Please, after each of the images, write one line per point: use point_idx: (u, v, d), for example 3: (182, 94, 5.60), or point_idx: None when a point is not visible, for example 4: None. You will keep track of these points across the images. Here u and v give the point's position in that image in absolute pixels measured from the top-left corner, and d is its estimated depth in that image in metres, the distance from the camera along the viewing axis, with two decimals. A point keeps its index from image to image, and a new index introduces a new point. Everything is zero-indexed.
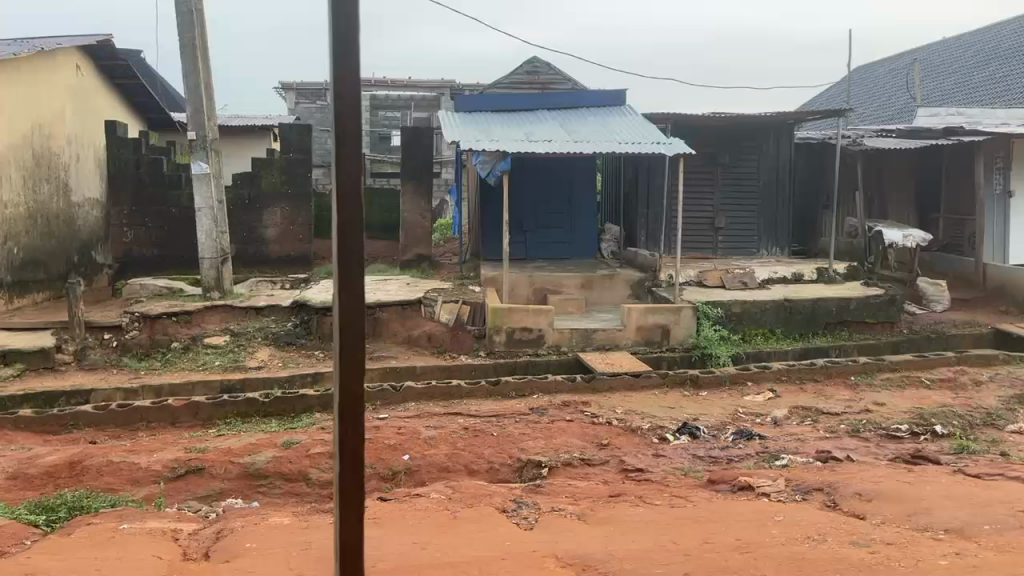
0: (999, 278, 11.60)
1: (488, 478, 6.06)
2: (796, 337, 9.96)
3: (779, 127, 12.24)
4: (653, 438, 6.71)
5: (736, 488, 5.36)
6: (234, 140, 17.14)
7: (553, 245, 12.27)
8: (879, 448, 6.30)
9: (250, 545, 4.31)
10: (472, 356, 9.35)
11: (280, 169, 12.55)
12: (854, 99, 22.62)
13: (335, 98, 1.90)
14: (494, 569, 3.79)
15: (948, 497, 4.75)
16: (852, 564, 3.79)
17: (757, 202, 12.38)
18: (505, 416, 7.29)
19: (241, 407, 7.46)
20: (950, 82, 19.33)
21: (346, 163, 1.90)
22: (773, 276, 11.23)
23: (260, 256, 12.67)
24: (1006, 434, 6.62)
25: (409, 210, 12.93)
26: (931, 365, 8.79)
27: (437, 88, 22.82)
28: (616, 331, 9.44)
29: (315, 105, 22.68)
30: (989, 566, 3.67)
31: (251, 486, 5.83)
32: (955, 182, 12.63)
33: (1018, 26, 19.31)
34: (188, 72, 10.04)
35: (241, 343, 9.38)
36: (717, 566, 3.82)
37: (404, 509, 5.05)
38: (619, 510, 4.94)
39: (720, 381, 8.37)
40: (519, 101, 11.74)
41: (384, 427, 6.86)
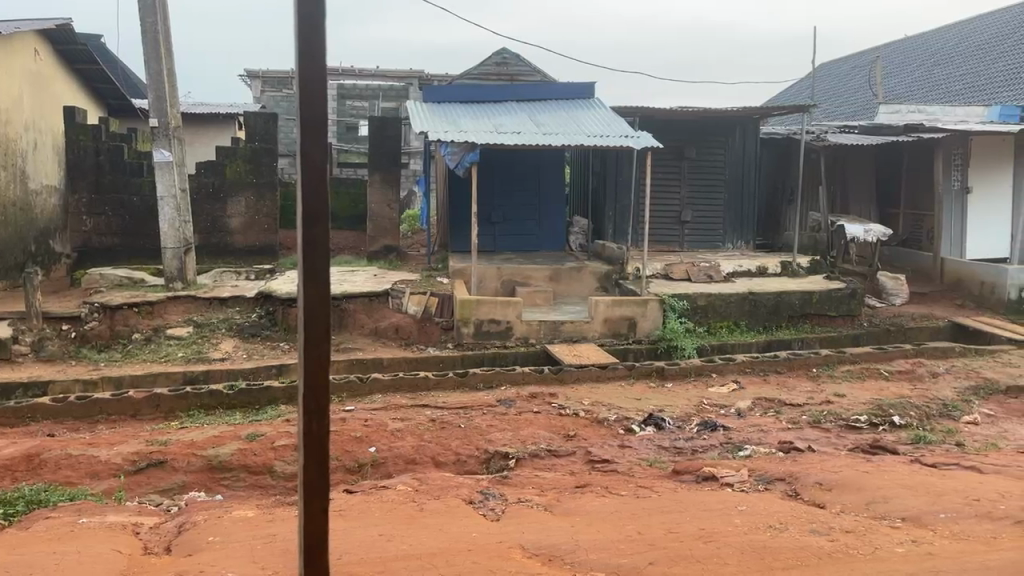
0: (956, 274, 11.97)
1: (455, 470, 6.07)
2: (759, 330, 10.12)
3: (745, 122, 12.38)
4: (619, 429, 6.77)
5: (700, 479, 5.43)
6: (196, 128, 16.85)
7: (522, 237, 12.29)
8: (839, 438, 6.43)
9: (213, 539, 4.26)
10: (439, 347, 9.33)
11: (245, 159, 12.39)
12: (819, 95, 22.91)
13: (303, 91, 1.87)
14: (460, 561, 3.79)
15: (905, 486, 4.87)
16: (812, 552, 3.86)
17: (723, 196, 12.52)
18: (472, 407, 7.29)
19: (204, 399, 7.35)
20: (912, 80, 19.67)
21: (311, 153, 1.88)
22: (738, 269, 11.36)
23: (224, 246, 12.49)
24: (961, 425, 6.81)
25: (377, 201, 12.85)
26: (890, 357, 8.99)
27: (405, 78, 22.67)
28: (583, 323, 9.48)
29: (281, 94, 22.37)
30: (944, 553, 3.77)
31: (214, 479, 5.76)
32: (916, 179, 12.89)
33: (977, 26, 19.78)
34: (150, 59, 9.83)
35: (205, 335, 9.24)
36: (680, 555, 3.87)
37: (371, 501, 5.04)
38: (585, 501, 4.98)
39: (685, 373, 8.46)
40: (488, 92, 11.70)
41: (350, 419, 6.82)
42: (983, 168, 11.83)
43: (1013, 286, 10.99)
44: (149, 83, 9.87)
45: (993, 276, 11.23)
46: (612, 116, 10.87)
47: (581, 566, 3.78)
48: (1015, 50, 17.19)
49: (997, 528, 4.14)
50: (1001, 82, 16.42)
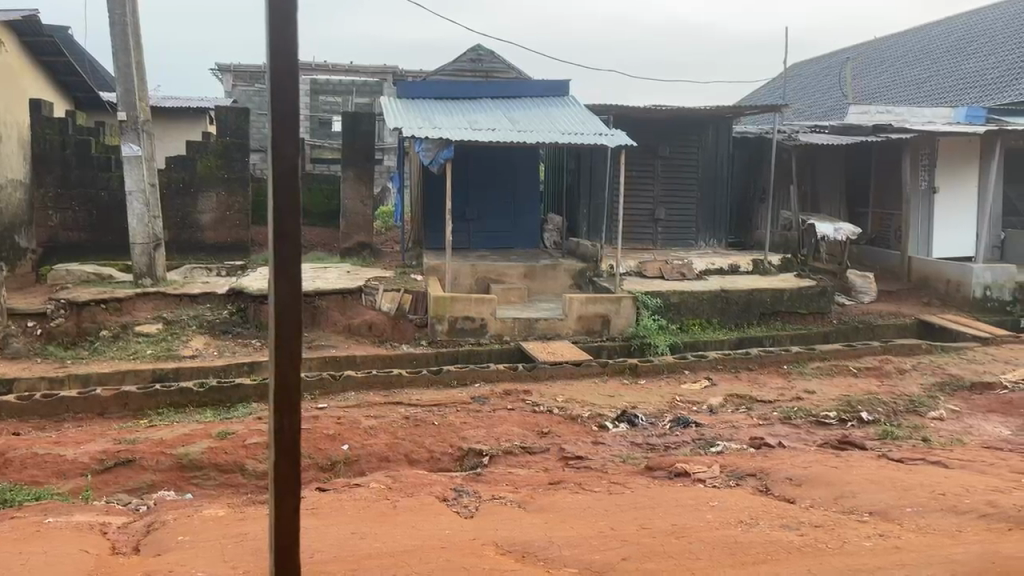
0: (923, 272, 12.19)
1: (428, 468, 6.05)
2: (731, 327, 10.21)
3: (718, 121, 12.48)
4: (593, 426, 6.81)
5: (673, 474, 5.47)
6: (166, 123, 16.63)
7: (496, 234, 12.28)
8: (809, 434, 6.51)
9: (183, 538, 4.21)
10: (413, 345, 9.30)
11: (217, 154, 12.24)
12: (790, 94, 23.17)
13: (274, 84, 1.85)
14: (433, 558, 3.79)
15: (873, 481, 4.94)
16: (782, 547, 3.91)
17: (696, 194, 12.62)
18: (446, 405, 7.28)
19: (174, 397, 7.26)
20: (881, 81, 20.00)
21: (285, 149, 1.86)
22: (711, 267, 11.45)
23: (194, 242, 12.33)
24: (928, 421, 6.93)
25: (350, 196, 12.77)
26: (859, 354, 9.13)
27: (379, 73, 22.50)
28: (557, 321, 9.50)
29: (253, 88, 22.14)
30: (910, 547, 3.84)
31: (184, 478, 5.69)
32: (884, 178, 13.10)
33: (945, 28, 20.12)
34: (118, 51, 9.66)
35: (175, 332, 9.13)
36: (653, 551, 3.89)
37: (344, 499, 5.01)
38: (559, 497, 5.00)
39: (659, 370, 8.52)
40: (463, 89, 11.66)
41: (323, 417, 6.77)
42: (950, 168, 12.04)
43: (978, 284, 11.23)
44: (117, 75, 9.70)
45: (959, 274, 11.46)
46: (586, 114, 10.88)
47: (555, 562, 3.80)
48: (980, 53, 17.56)
49: (961, 522, 4.22)
50: (966, 84, 16.76)
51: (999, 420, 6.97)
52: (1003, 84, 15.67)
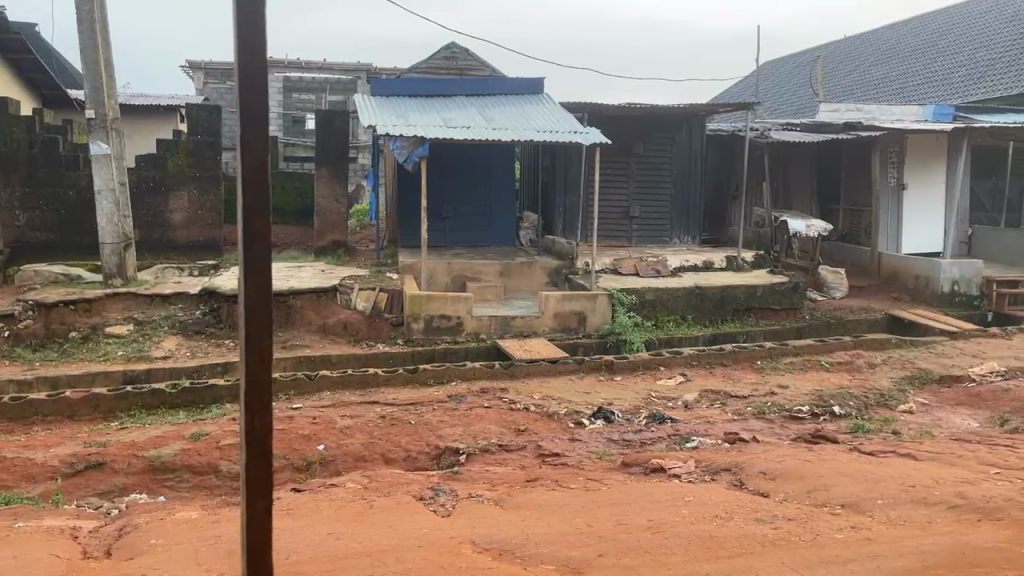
0: (892, 268, 12.36)
1: (405, 467, 6.03)
2: (706, 323, 10.29)
3: (691, 119, 12.55)
4: (569, 423, 6.83)
5: (649, 470, 5.50)
6: (136, 121, 16.41)
7: (472, 232, 12.27)
8: (783, 429, 6.58)
9: (155, 541, 4.16)
10: (389, 344, 9.26)
11: (188, 152, 12.09)
12: (763, 92, 23.38)
13: (243, 81, 1.82)
14: (409, 557, 3.78)
15: (845, 474, 5.01)
16: (756, 540, 3.96)
17: (671, 191, 12.69)
18: (423, 404, 7.25)
19: (146, 399, 7.17)
20: (851, 79, 20.25)
21: (254, 146, 1.83)
22: (685, 264, 11.52)
23: (166, 241, 12.18)
24: (897, 414, 7.04)
25: (324, 195, 12.69)
26: (831, 348, 9.25)
27: (353, 71, 22.33)
28: (534, 318, 9.53)
29: (225, 86, 21.91)
30: (881, 538, 3.90)
31: (156, 481, 5.63)
32: (855, 175, 13.27)
33: (913, 27, 20.43)
34: (86, 49, 9.50)
35: (146, 332, 9.02)
36: (628, 546, 3.92)
37: (319, 500, 4.98)
38: (535, 495, 5.01)
39: (634, 367, 8.56)
40: (437, 86, 11.62)
41: (298, 417, 6.73)
42: (917, 166, 12.25)
43: (945, 279, 11.37)
44: (84, 73, 9.55)
45: (927, 269, 11.62)
46: (561, 112, 10.90)
47: (531, 559, 3.81)
48: (948, 51, 17.84)
49: (932, 513, 4.29)
50: (935, 82, 17.04)
51: (967, 413, 7.10)
52: (970, 83, 15.97)
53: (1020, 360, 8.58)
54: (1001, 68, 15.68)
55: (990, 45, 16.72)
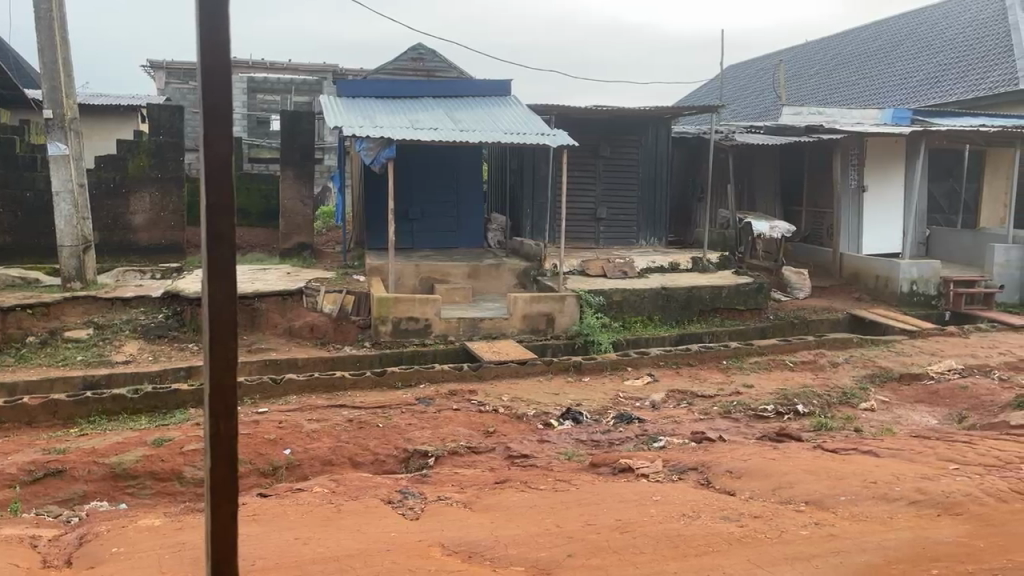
0: (853, 268, 12.60)
1: (373, 470, 5.98)
2: (672, 324, 10.38)
3: (657, 121, 12.68)
4: (538, 424, 6.85)
5: (617, 471, 5.53)
6: (96, 121, 16.09)
7: (440, 234, 12.23)
8: (748, 427, 6.67)
9: (117, 550, 4.08)
10: (356, 347, 9.18)
11: (149, 153, 11.90)
12: (726, 96, 23.68)
13: (205, 79, 1.78)
14: (378, 561, 3.75)
15: (809, 472, 5.09)
16: (723, 538, 4.00)
17: (637, 193, 12.81)
18: (391, 407, 7.21)
19: (106, 404, 7.03)
20: (813, 83, 20.66)
21: (217, 146, 1.79)
22: (651, 265, 11.62)
23: (127, 244, 11.96)
24: (859, 412, 7.18)
25: (289, 196, 12.57)
26: (794, 348, 9.37)
27: (319, 71, 22.14)
28: (502, 320, 9.52)
29: (187, 86, 21.60)
30: (844, 534, 3.97)
31: (118, 488, 5.51)
32: (816, 177, 13.51)
33: (871, 31, 20.89)
34: (44, 47, 9.31)
35: (106, 336, 8.84)
36: (598, 546, 3.93)
37: (286, 505, 4.92)
38: (505, 496, 5.01)
39: (602, 368, 8.60)
40: (403, 88, 11.58)
41: (264, 421, 6.64)
42: (877, 169, 12.51)
43: (905, 279, 11.63)
44: (42, 72, 9.35)
45: (888, 270, 11.87)
46: (529, 113, 10.93)
47: (500, 561, 3.80)
48: (906, 56, 18.27)
49: (893, 509, 4.38)
50: (894, 86, 17.46)
51: (926, 410, 7.26)
52: (927, 88, 16.40)
53: (976, 358, 8.78)
54: (956, 73, 16.12)
55: (946, 49, 17.17)
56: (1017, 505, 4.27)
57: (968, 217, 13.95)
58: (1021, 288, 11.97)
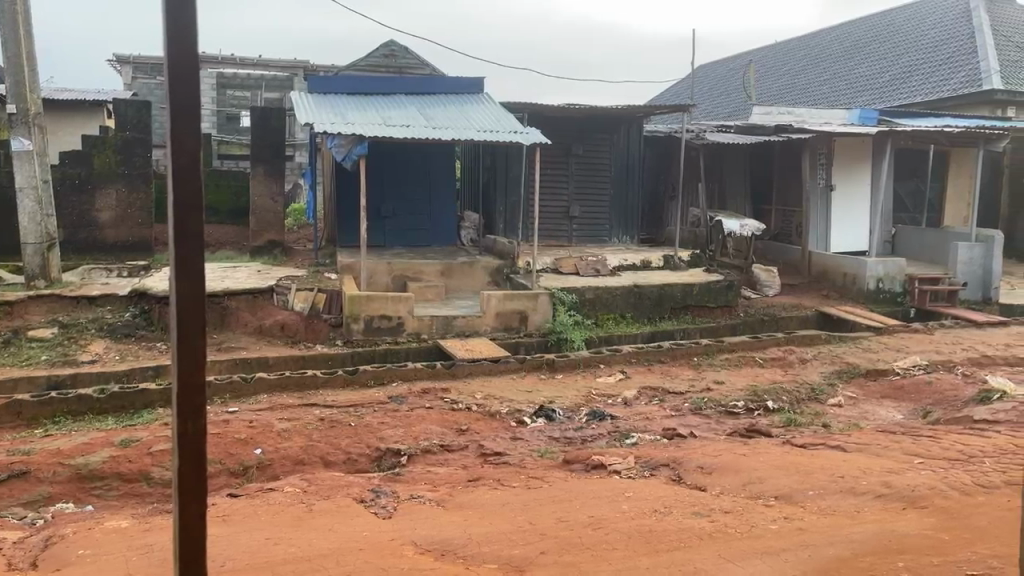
0: (821, 266, 12.78)
1: (345, 469, 5.94)
2: (643, 321, 10.45)
3: (629, 120, 12.75)
4: (511, 421, 6.86)
5: (589, 467, 5.56)
6: (60, 116, 15.80)
7: (412, 231, 12.19)
8: (719, 423, 6.74)
9: (83, 552, 4.02)
10: (328, 345, 9.11)
11: (116, 149, 11.72)
12: (696, 95, 23.88)
13: (172, 74, 1.76)
14: (350, 561, 3.73)
15: (778, 467, 5.16)
16: (694, 533, 4.04)
17: (610, 192, 12.87)
18: (363, 405, 7.17)
19: (71, 404, 6.91)
20: (782, 83, 20.95)
21: (185, 140, 1.76)
22: (624, 263, 11.68)
23: (93, 242, 11.75)
24: (827, 408, 7.29)
25: (259, 193, 12.43)
26: (764, 345, 9.47)
27: (289, 68, 21.88)
28: (475, 318, 9.52)
29: (155, 81, 21.28)
30: (813, 528, 4.03)
31: (84, 489, 5.41)
32: (785, 176, 13.68)
33: (838, 32, 21.23)
34: (7, 41, 9.13)
35: (72, 335, 8.69)
36: (571, 543, 3.95)
37: (256, 505, 4.87)
38: (478, 494, 5.01)
39: (574, 364, 8.64)
40: (374, 84, 11.51)
41: (234, 420, 6.57)
42: (844, 168, 12.68)
43: (871, 277, 11.80)
44: (6, 66, 9.17)
45: (855, 267, 12.05)
46: (502, 111, 10.92)
47: (473, 559, 3.80)
48: (871, 56, 18.60)
49: (860, 503, 4.45)
50: (861, 86, 17.78)
51: (892, 405, 7.40)
52: (893, 88, 16.73)
53: (940, 354, 8.96)
54: (921, 74, 16.45)
55: (910, 51, 17.52)
56: (980, 497, 4.36)
57: (933, 215, 14.23)
58: (983, 286, 12.22)
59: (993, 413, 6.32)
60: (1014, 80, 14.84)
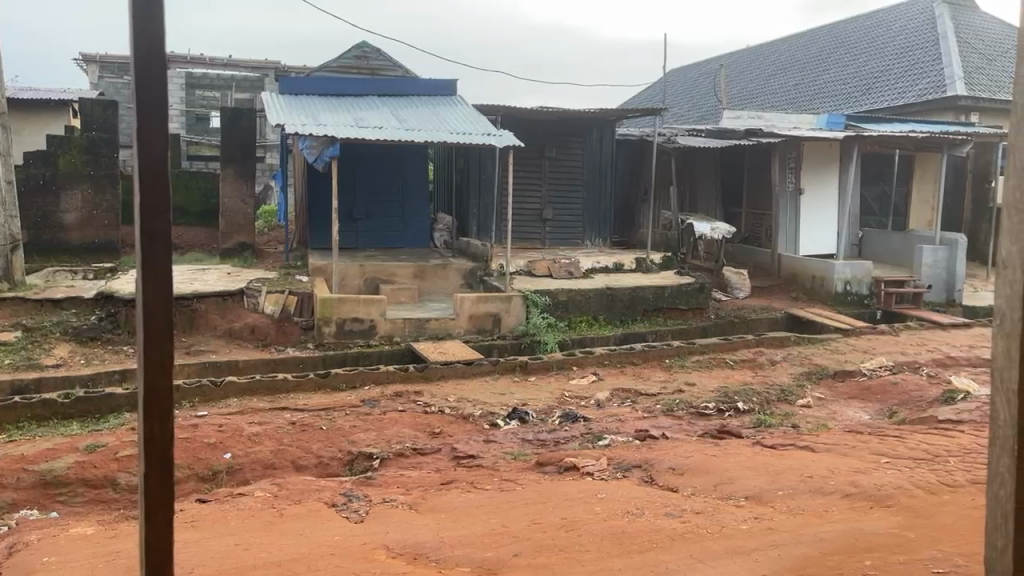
0: (791, 269, 12.99)
1: (316, 473, 5.90)
2: (616, 323, 10.50)
3: (602, 123, 12.79)
4: (484, 424, 6.85)
5: (562, 469, 5.58)
6: (24, 115, 15.49)
7: (385, 234, 12.14)
8: (690, 425, 6.80)
9: (48, 559, 3.94)
10: (299, 348, 9.03)
11: (81, 149, 11.53)
12: (668, 99, 24.07)
13: (138, 78, 1.73)
14: (322, 565, 3.71)
15: (748, 467, 5.22)
16: (666, 534, 4.07)
17: (583, 195, 12.93)
18: (335, 408, 7.13)
19: (36, 409, 6.77)
20: (753, 87, 21.23)
21: (153, 143, 1.74)
22: (596, 265, 11.74)
23: (58, 243, 11.54)
24: (797, 408, 7.38)
25: (229, 195, 12.30)
26: (735, 346, 9.56)
27: (260, 68, 21.59)
28: (448, 320, 9.50)
29: (122, 80, 20.95)
30: (783, 528, 4.08)
31: (48, 496, 5.31)
32: (755, 180, 13.84)
33: (808, 36, 21.53)
34: None
35: (36, 339, 8.51)
36: (544, 545, 3.96)
37: (225, 510, 4.82)
38: (450, 497, 5.00)
39: (548, 367, 8.65)
40: (346, 86, 11.46)
41: (203, 425, 6.50)
42: (813, 173, 12.84)
43: (839, 279, 12.00)
44: None
45: (823, 270, 12.23)
46: (475, 113, 10.92)
47: (446, 562, 3.80)
48: (840, 62, 18.90)
49: (829, 502, 4.52)
50: (830, 91, 18.06)
51: (860, 405, 7.53)
52: (861, 94, 17.02)
53: (906, 355, 9.13)
54: (888, 80, 16.74)
55: (878, 56, 17.82)
56: (944, 496, 4.45)
57: (899, 219, 14.49)
58: (947, 287, 12.45)
59: (957, 413, 6.44)
60: (978, 86, 15.15)
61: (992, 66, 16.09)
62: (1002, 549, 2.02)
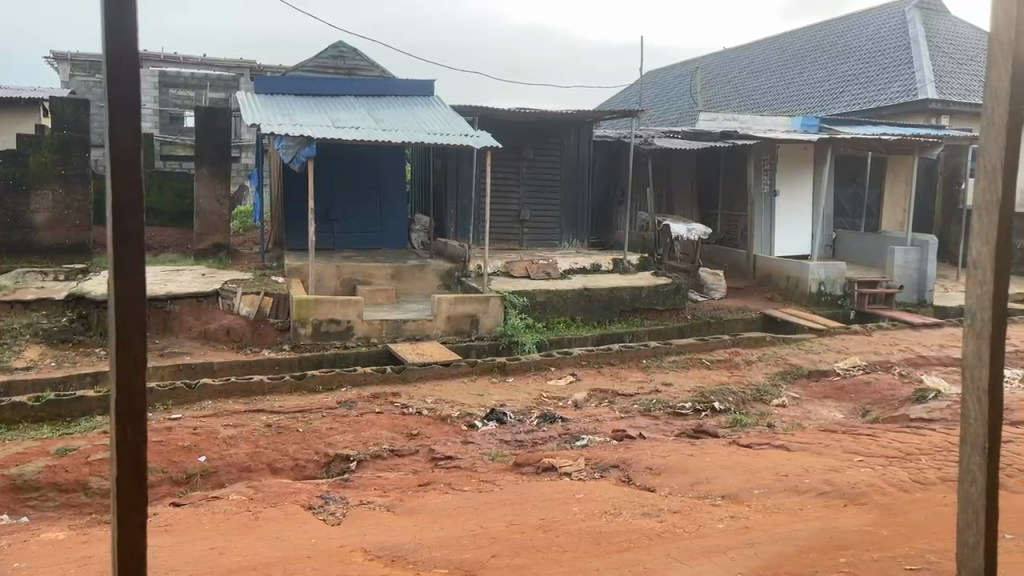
0: (766, 270, 13.13)
1: (293, 476, 5.84)
2: (594, 324, 10.53)
3: (579, 125, 12.83)
4: (462, 425, 6.84)
5: (540, 470, 5.58)
6: None
7: (362, 235, 12.08)
8: (667, 424, 6.84)
9: (18, 565, 3.87)
10: (274, 349, 8.97)
11: (52, 149, 11.34)
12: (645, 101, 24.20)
13: (109, 71, 1.70)
14: (298, 569, 3.67)
15: (725, 467, 5.25)
16: (644, 533, 4.09)
17: (560, 196, 12.96)
18: (311, 411, 7.07)
19: (5, 413, 6.65)
20: (729, 89, 21.43)
21: (124, 142, 1.70)
22: (574, 266, 11.79)
23: (27, 244, 11.34)
24: (771, 408, 7.45)
25: (204, 196, 12.17)
26: (711, 347, 9.63)
27: (236, 67, 21.43)
28: (426, 321, 9.47)
29: (94, 79, 20.66)
30: (759, 526, 4.11)
31: (18, 500, 5.20)
32: (730, 182, 13.96)
33: (782, 39, 21.75)
34: None
35: (5, 342, 8.35)
36: (523, 546, 3.96)
37: (200, 513, 4.76)
38: (429, 499, 4.98)
39: (526, 368, 8.66)
40: (323, 85, 11.39)
41: (177, 427, 6.42)
42: (788, 175, 12.98)
43: (813, 280, 12.13)
44: None
45: (797, 271, 12.38)
46: (453, 114, 10.90)
47: (424, 564, 3.78)
48: (814, 65, 19.11)
49: (803, 500, 4.57)
50: (805, 94, 18.26)
51: (833, 405, 7.61)
52: (835, 96, 17.24)
53: (878, 355, 9.25)
54: (861, 83, 16.97)
55: (851, 59, 18.06)
56: (917, 494, 4.51)
57: (872, 221, 14.68)
58: (918, 288, 12.67)
59: (928, 412, 6.54)
60: (948, 89, 15.41)
61: (962, 69, 16.36)
62: (973, 545, 2.06)
